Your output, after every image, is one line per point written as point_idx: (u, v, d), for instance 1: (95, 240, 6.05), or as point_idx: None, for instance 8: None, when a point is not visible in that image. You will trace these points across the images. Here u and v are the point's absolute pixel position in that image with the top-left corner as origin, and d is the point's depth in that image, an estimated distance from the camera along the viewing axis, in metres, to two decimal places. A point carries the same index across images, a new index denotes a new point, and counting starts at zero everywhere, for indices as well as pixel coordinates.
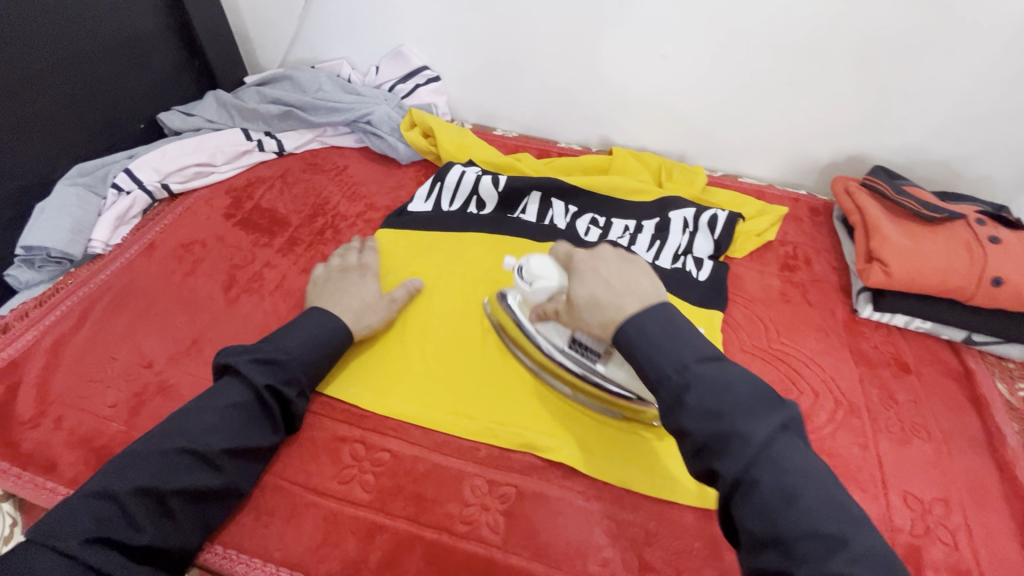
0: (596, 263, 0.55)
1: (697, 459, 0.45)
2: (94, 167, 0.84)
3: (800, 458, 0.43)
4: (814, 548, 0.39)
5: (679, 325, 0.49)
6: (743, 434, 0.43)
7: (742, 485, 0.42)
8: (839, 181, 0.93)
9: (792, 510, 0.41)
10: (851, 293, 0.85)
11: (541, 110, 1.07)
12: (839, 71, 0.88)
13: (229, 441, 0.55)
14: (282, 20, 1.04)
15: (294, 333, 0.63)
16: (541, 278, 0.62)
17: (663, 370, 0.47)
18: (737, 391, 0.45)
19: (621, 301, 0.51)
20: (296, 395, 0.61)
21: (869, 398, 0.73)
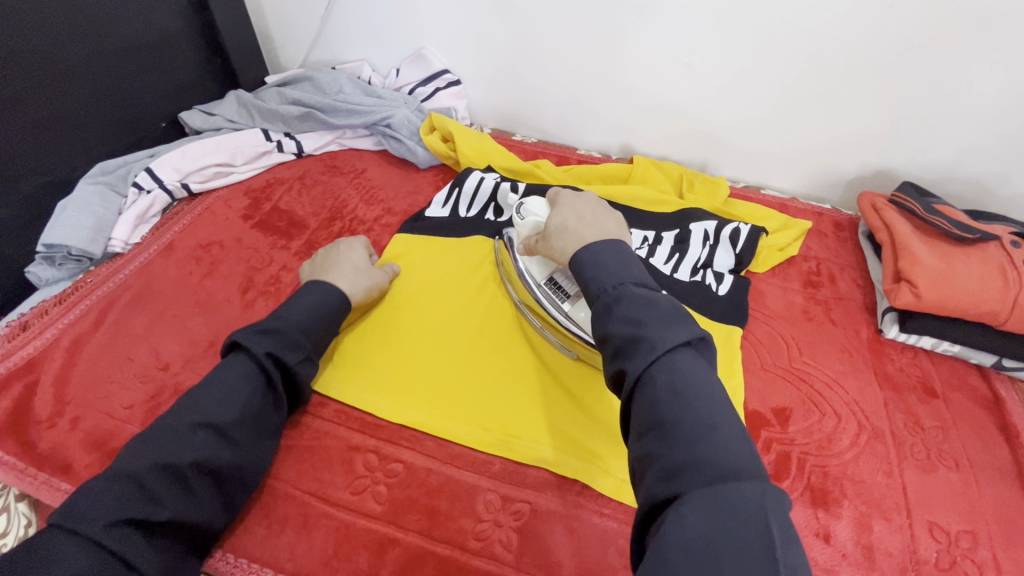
0: (577, 206, 0.67)
1: (612, 360, 0.49)
2: (116, 166, 0.84)
3: (697, 370, 0.46)
4: (688, 434, 0.42)
5: (630, 259, 0.57)
6: (650, 338, 0.47)
7: (641, 382, 0.46)
8: (866, 196, 0.91)
9: (678, 406, 0.43)
10: (876, 312, 0.83)
11: (561, 116, 1.06)
12: (870, 84, 0.85)
13: (237, 411, 0.55)
14: (304, 20, 1.04)
15: (295, 304, 0.64)
16: (535, 215, 0.70)
17: (602, 285, 0.54)
18: (659, 309, 0.50)
19: (587, 229, 0.62)
20: (299, 366, 0.61)
21: (893, 423, 0.71)
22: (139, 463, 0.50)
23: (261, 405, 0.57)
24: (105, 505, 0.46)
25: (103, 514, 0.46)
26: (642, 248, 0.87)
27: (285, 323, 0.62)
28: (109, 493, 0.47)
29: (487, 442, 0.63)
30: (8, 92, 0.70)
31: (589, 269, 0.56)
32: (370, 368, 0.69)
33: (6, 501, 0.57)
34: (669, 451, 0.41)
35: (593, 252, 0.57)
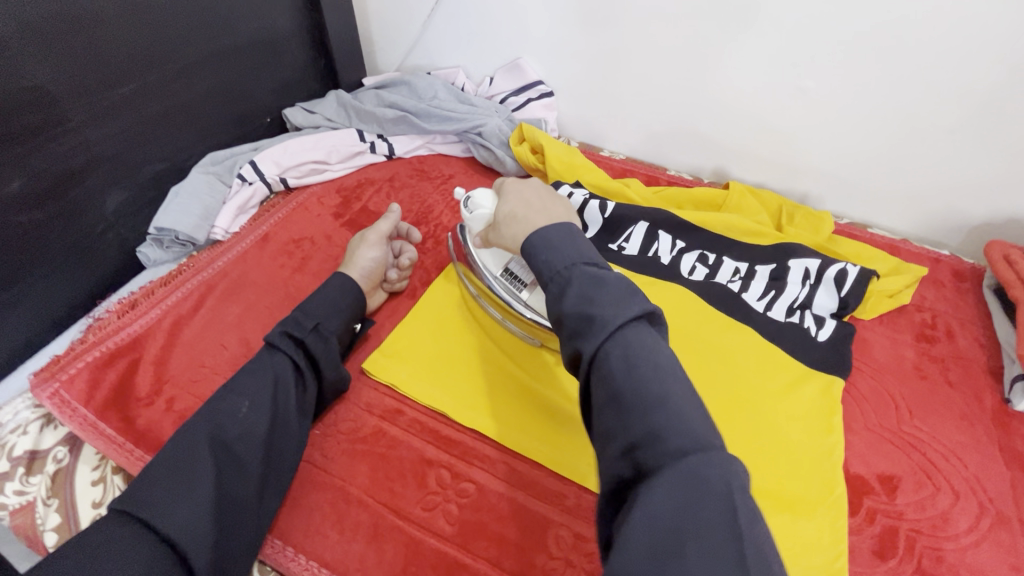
0: (521, 189, 0.63)
1: (567, 342, 0.46)
2: (224, 157, 0.88)
3: (649, 341, 0.43)
4: (645, 409, 0.39)
5: (581, 238, 0.53)
6: (602, 317, 0.43)
7: (596, 363, 0.43)
8: (996, 246, 0.81)
9: (633, 379, 0.41)
10: (1003, 378, 0.74)
11: (653, 135, 1.02)
12: (1016, 123, 0.77)
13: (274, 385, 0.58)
14: (405, 25, 1.06)
15: (317, 292, 0.67)
16: (483, 208, 0.65)
17: (553, 266, 0.49)
18: (609, 283, 0.46)
19: (533, 216, 0.57)
20: (313, 340, 0.62)
21: (1022, 509, 0.63)
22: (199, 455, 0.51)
23: (294, 381, 0.60)
24: (165, 492, 0.48)
25: (160, 505, 0.47)
26: (733, 280, 0.82)
27: (305, 309, 0.65)
28: (167, 479, 0.48)
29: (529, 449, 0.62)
30: (140, 82, 0.75)
31: (542, 252, 0.51)
32: (440, 370, 0.69)
33: (105, 471, 0.60)
34: (631, 432, 0.39)
35: (539, 236, 0.52)
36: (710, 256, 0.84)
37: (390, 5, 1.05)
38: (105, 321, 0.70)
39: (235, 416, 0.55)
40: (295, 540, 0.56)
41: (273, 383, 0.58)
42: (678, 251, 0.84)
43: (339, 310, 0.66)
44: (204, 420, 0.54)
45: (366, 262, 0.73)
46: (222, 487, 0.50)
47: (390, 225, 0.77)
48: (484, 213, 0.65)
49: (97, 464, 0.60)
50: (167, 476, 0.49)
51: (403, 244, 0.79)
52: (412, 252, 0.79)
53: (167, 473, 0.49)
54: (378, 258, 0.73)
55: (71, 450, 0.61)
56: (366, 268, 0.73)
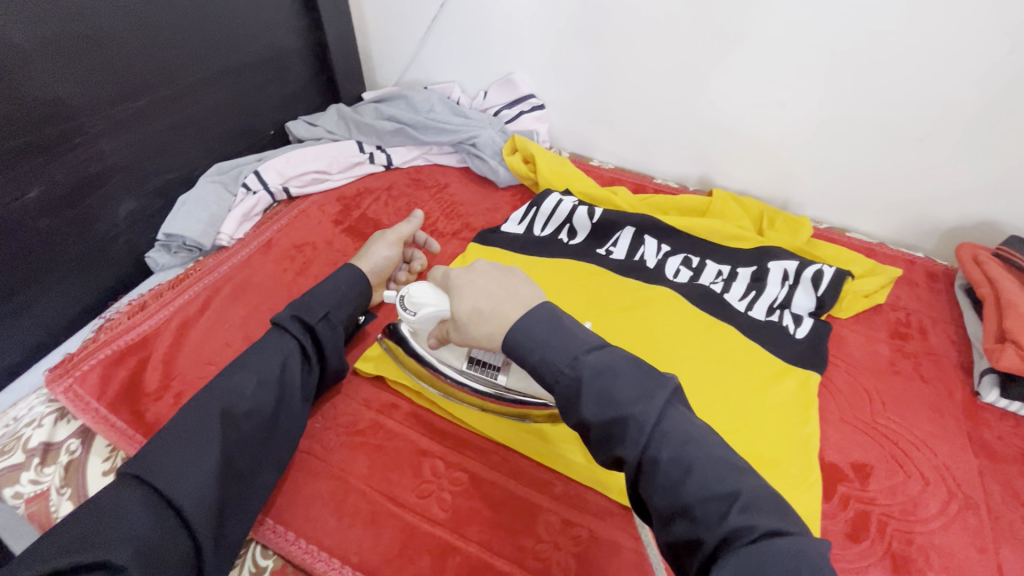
0: (473, 278, 0.57)
1: (601, 449, 0.46)
2: (229, 167, 0.92)
3: (687, 426, 0.45)
4: (712, 508, 0.41)
5: (563, 320, 0.51)
6: (636, 417, 0.44)
7: (644, 467, 0.44)
8: (966, 249, 0.85)
9: (691, 479, 0.42)
10: (973, 373, 0.77)
11: (640, 145, 1.06)
12: (979, 131, 0.81)
13: (278, 370, 0.61)
14: (404, 42, 1.11)
15: (327, 281, 0.70)
16: (428, 305, 0.61)
17: (557, 366, 0.48)
18: (626, 373, 0.46)
19: (502, 307, 0.52)
20: (321, 326, 0.65)
21: (989, 496, 0.66)
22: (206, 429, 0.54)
23: (300, 364, 0.63)
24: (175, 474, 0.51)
25: (169, 471, 0.50)
26: (715, 281, 0.85)
27: (314, 297, 0.67)
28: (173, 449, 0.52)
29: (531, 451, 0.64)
30: (153, 96, 0.80)
31: (533, 351, 0.48)
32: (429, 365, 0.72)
33: (115, 462, 0.63)
34: (705, 536, 0.41)
35: (526, 334, 0.49)
36: (694, 259, 0.88)
37: (389, 24, 1.10)
38: (116, 321, 0.74)
39: (239, 394, 0.57)
40: (297, 525, 0.59)
41: (279, 367, 0.61)
42: (663, 254, 0.88)
43: (346, 300, 0.69)
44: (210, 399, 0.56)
45: (380, 259, 0.77)
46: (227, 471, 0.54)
47: (411, 229, 0.81)
48: (433, 311, 0.60)
49: (108, 455, 0.63)
50: (175, 446, 0.52)
51: (416, 252, 0.84)
52: (423, 259, 0.85)
53: (175, 443, 0.52)
54: (391, 256, 0.78)
55: (83, 442, 0.64)
56: (380, 263, 0.77)
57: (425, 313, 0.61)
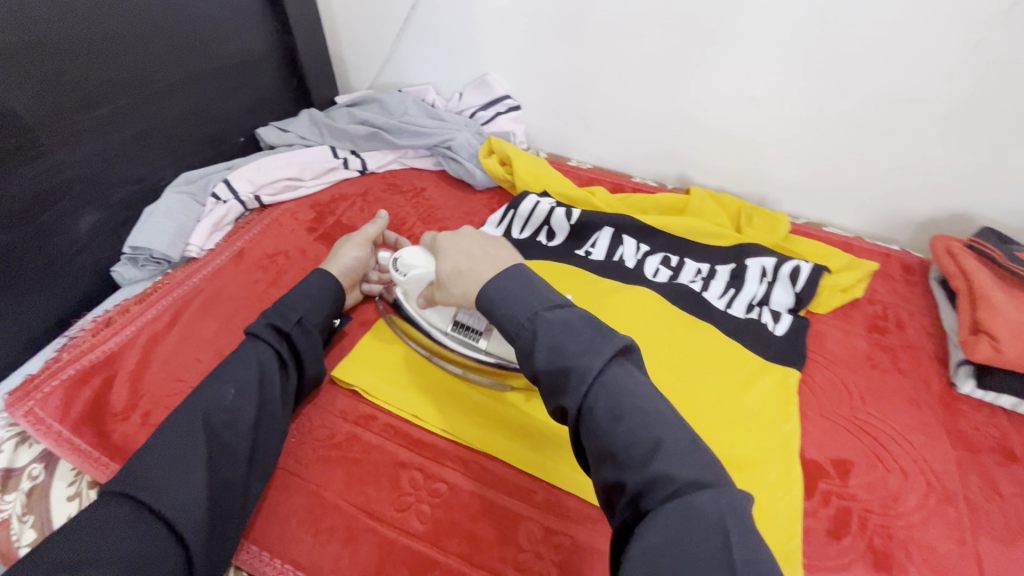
0: (456, 241, 0.61)
1: (549, 399, 0.48)
2: (198, 177, 0.90)
3: (629, 380, 0.46)
4: (637, 455, 0.42)
5: (534, 280, 0.54)
6: (579, 368, 0.46)
7: (583, 415, 0.46)
8: (940, 239, 0.86)
9: (621, 427, 0.44)
10: (949, 364, 0.78)
11: (617, 144, 1.06)
12: (951, 124, 0.82)
13: (258, 380, 0.59)
14: (376, 45, 1.10)
15: (297, 287, 0.69)
16: (416, 268, 0.65)
17: (517, 320, 0.50)
18: (578, 329, 0.48)
19: (480, 267, 0.56)
20: (297, 334, 0.64)
21: (967, 487, 0.66)
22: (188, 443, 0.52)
23: (279, 371, 0.62)
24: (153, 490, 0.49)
25: (157, 485, 0.49)
26: (695, 280, 0.85)
27: (285, 303, 0.66)
28: (158, 464, 0.50)
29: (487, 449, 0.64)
30: (115, 105, 0.77)
31: (499, 307, 0.51)
32: (402, 373, 0.71)
33: (80, 486, 0.61)
34: (627, 480, 0.42)
35: (497, 289, 0.52)
36: (673, 259, 0.88)
37: (360, 26, 1.08)
38: (80, 339, 0.72)
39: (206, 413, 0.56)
40: (272, 544, 0.57)
41: (258, 377, 0.59)
42: (643, 254, 0.88)
43: (321, 304, 0.68)
44: (189, 409, 0.55)
45: (348, 261, 0.75)
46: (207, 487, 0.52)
47: (377, 229, 0.80)
48: (421, 273, 0.65)
49: (72, 479, 0.61)
50: (158, 461, 0.50)
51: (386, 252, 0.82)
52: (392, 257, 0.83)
53: (157, 458, 0.50)
54: (361, 256, 0.76)
55: (46, 466, 0.62)
56: (349, 268, 0.75)
57: (414, 275, 0.65)
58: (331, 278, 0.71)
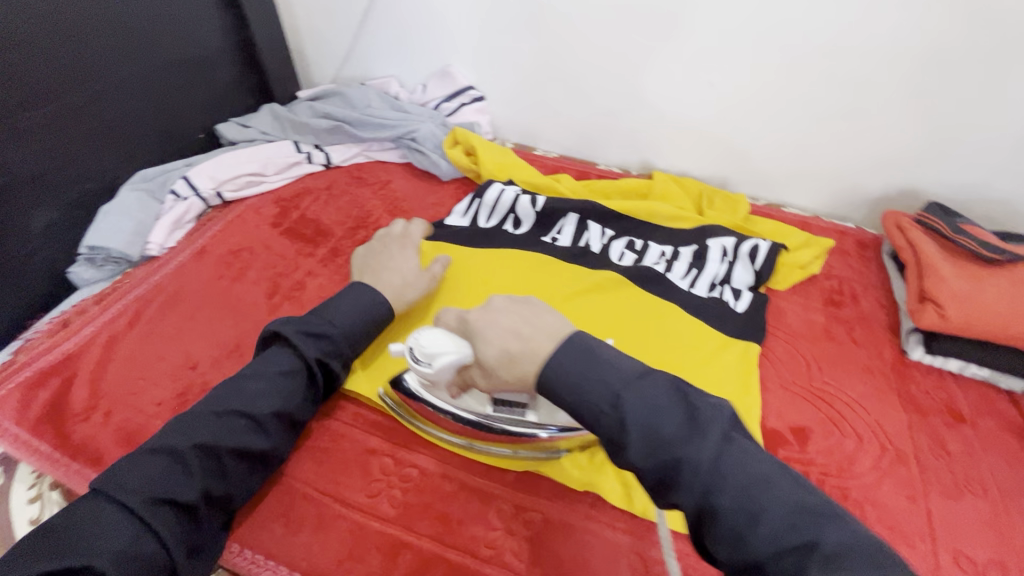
0: (492, 318, 0.53)
1: (659, 495, 0.44)
2: (156, 174, 0.88)
3: (746, 464, 0.43)
4: (789, 563, 0.39)
5: (597, 351, 0.48)
6: (691, 459, 0.42)
7: (706, 516, 0.42)
8: (890, 216, 0.88)
9: (760, 529, 0.40)
10: (901, 333, 0.82)
11: (581, 133, 1.07)
12: (895, 103, 0.85)
13: (279, 406, 0.58)
14: (337, 38, 1.09)
15: (339, 306, 0.66)
16: (444, 353, 0.54)
17: (597, 407, 0.45)
18: (679, 411, 0.44)
19: (535, 346, 0.49)
20: (330, 357, 0.63)
21: (918, 447, 0.69)
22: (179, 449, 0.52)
23: (304, 394, 0.61)
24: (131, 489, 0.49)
25: (143, 488, 0.49)
26: (658, 262, 0.87)
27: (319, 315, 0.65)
28: (149, 465, 0.51)
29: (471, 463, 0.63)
30: (66, 101, 0.76)
31: (571, 394, 0.46)
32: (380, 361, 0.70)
33: (41, 488, 0.60)
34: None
35: (565, 376, 0.47)
36: (638, 242, 0.89)
37: (319, 19, 1.07)
38: (36, 340, 0.70)
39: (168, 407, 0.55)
40: (241, 535, 0.57)
41: (280, 404, 0.58)
42: (608, 239, 0.89)
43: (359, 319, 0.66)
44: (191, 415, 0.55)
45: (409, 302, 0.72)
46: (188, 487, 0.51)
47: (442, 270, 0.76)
48: (452, 359, 0.54)
49: (33, 482, 0.60)
50: (148, 463, 0.51)
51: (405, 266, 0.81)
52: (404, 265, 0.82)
53: (146, 458, 0.51)
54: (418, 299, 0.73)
55: (6, 471, 0.61)
56: (391, 273, 0.73)
57: (441, 362, 0.54)
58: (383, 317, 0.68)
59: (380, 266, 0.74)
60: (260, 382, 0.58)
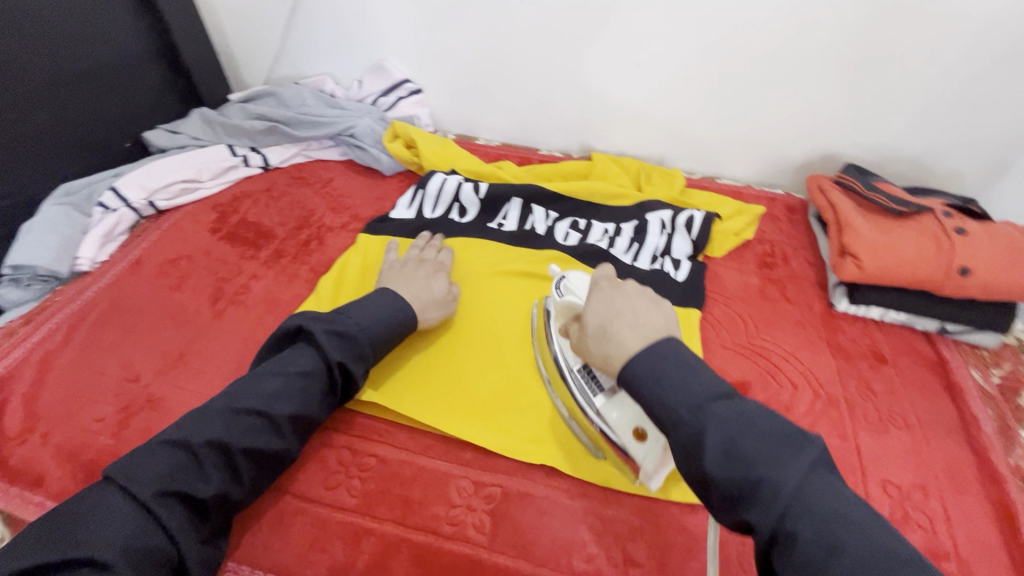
0: (616, 295, 0.54)
1: (726, 512, 0.41)
2: (80, 186, 0.86)
3: (837, 500, 0.39)
4: None
5: (693, 363, 0.47)
6: (772, 482, 0.39)
7: (779, 540, 0.38)
8: (812, 179, 0.95)
9: (842, 558, 0.36)
10: (828, 287, 0.87)
11: (521, 120, 1.09)
12: (808, 75, 0.89)
13: (297, 407, 0.57)
14: (265, 37, 1.07)
15: (365, 307, 0.65)
16: (573, 293, 0.64)
17: (676, 410, 0.44)
18: (771, 433, 0.41)
19: (628, 333, 0.50)
20: (352, 361, 0.62)
21: (847, 390, 0.75)
22: (192, 443, 0.52)
23: (322, 397, 0.60)
24: (138, 475, 0.49)
25: (155, 483, 0.49)
26: (602, 239, 0.88)
27: (345, 314, 0.64)
28: (162, 458, 0.50)
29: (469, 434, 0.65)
30: None
31: (649, 388, 0.46)
32: None
33: None
34: None
35: (643, 368, 0.47)
36: (581, 222, 0.91)
37: (244, 18, 1.04)
38: None
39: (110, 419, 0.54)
40: None
41: (299, 406, 0.57)
42: (552, 220, 0.91)
43: (385, 323, 0.65)
44: (207, 409, 0.55)
45: (431, 319, 0.71)
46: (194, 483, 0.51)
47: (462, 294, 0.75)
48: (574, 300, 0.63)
49: None
50: (162, 456, 0.51)
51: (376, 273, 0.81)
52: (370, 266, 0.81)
53: (153, 452, 0.51)
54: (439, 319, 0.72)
55: None
56: (412, 281, 0.72)
57: (568, 298, 0.63)
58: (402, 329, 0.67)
59: (406, 276, 0.73)
60: (277, 381, 0.57)
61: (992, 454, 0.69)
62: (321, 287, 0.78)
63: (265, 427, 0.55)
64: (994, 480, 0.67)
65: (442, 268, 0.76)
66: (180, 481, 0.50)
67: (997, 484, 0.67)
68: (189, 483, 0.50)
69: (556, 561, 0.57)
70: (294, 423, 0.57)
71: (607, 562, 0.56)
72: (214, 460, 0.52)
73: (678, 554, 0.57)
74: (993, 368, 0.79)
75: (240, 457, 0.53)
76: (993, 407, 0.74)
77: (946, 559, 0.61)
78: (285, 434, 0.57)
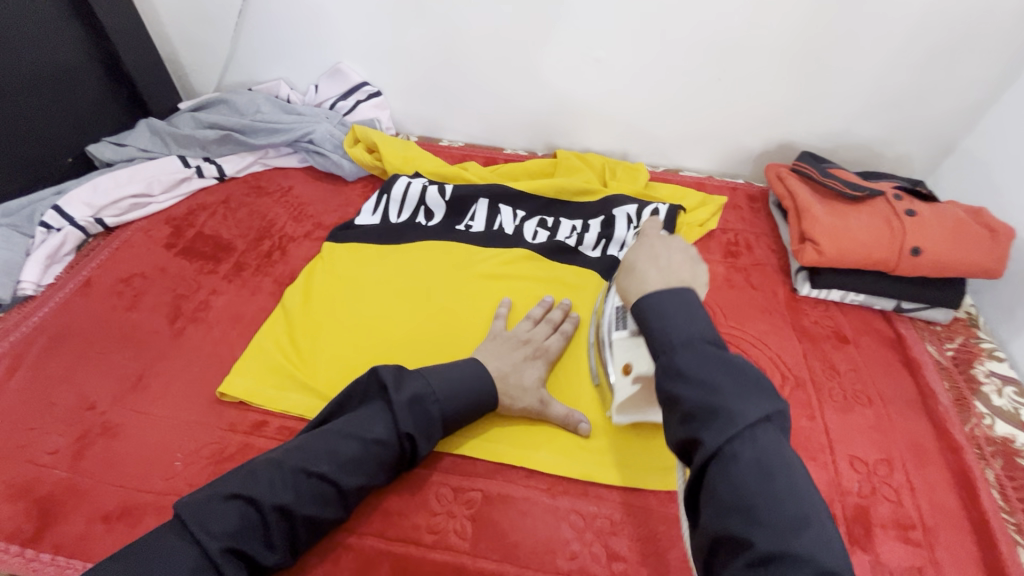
0: (657, 243, 0.55)
1: (680, 426, 0.42)
2: (20, 206, 0.82)
3: (781, 449, 0.40)
4: (778, 523, 0.37)
5: (701, 309, 0.47)
6: (730, 409, 0.40)
7: (719, 458, 0.39)
8: (771, 167, 0.97)
9: (769, 488, 0.38)
10: (791, 273, 0.89)
11: (484, 120, 1.08)
12: (759, 69, 0.92)
13: (365, 478, 0.54)
14: (214, 43, 1.03)
15: (446, 370, 0.61)
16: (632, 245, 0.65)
17: (669, 339, 0.45)
18: (742, 375, 0.42)
19: (653, 274, 0.51)
20: (421, 436, 0.57)
21: (813, 371, 0.77)
22: (260, 501, 0.49)
23: (389, 468, 0.56)
24: (208, 529, 0.47)
25: (225, 536, 0.47)
26: (570, 236, 0.88)
27: (426, 377, 0.59)
28: (232, 513, 0.49)
29: (490, 452, 0.63)
30: None
31: (654, 320, 0.46)
32: (311, 365, 0.69)
33: None
34: (761, 539, 0.37)
35: (654, 305, 0.47)
36: (549, 220, 0.90)
37: (190, 22, 1.01)
38: None
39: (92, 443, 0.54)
40: None
41: (366, 476, 0.54)
42: (520, 220, 0.90)
43: (459, 400, 0.59)
44: (283, 465, 0.52)
45: (516, 407, 0.64)
46: (258, 541, 0.49)
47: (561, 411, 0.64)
48: None
49: None
50: (231, 510, 0.49)
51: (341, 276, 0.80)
52: (338, 271, 0.80)
53: (225, 504, 0.49)
54: (521, 409, 0.64)
55: None
56: (506, 358, 0.66)
57: None
58: (474, 404, 0.61)
59: (501, 351, 0.67)
60: (352, 447, 0.54)
61: (949, 424, 0.72)
62: (287, 299, 0.76)
63: (331, 494, 0.53)
64: (951, 448, 0.70)
65: (546, 354, 0.68)
66: (246, 535, 0.48)
67: (955, 452, 0.70)
68: (256, 536, 0.49)
69: (539, 561, 0.56)
70: (358, 492, 0.54)
71: (592, 559, 0.57)
72: (279, 523, 0.50)
73: (661, 544, 0.58)
74: (947, 342, 0.83)
75: (302, 524, 0.51)
76: (947, 378, 0.78)
77: (913, 528, 0.63)
78: (347, 502, 0.54)
